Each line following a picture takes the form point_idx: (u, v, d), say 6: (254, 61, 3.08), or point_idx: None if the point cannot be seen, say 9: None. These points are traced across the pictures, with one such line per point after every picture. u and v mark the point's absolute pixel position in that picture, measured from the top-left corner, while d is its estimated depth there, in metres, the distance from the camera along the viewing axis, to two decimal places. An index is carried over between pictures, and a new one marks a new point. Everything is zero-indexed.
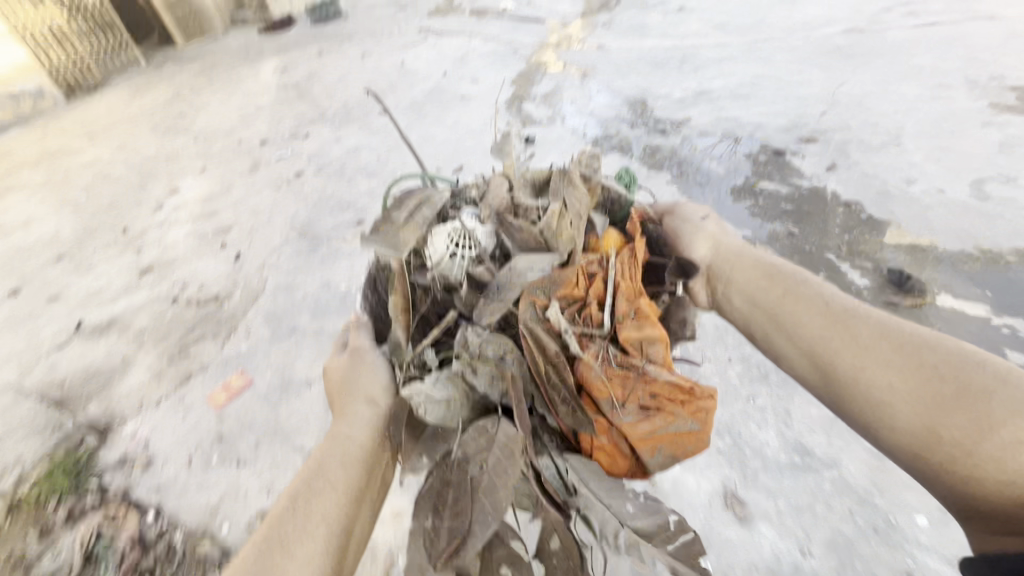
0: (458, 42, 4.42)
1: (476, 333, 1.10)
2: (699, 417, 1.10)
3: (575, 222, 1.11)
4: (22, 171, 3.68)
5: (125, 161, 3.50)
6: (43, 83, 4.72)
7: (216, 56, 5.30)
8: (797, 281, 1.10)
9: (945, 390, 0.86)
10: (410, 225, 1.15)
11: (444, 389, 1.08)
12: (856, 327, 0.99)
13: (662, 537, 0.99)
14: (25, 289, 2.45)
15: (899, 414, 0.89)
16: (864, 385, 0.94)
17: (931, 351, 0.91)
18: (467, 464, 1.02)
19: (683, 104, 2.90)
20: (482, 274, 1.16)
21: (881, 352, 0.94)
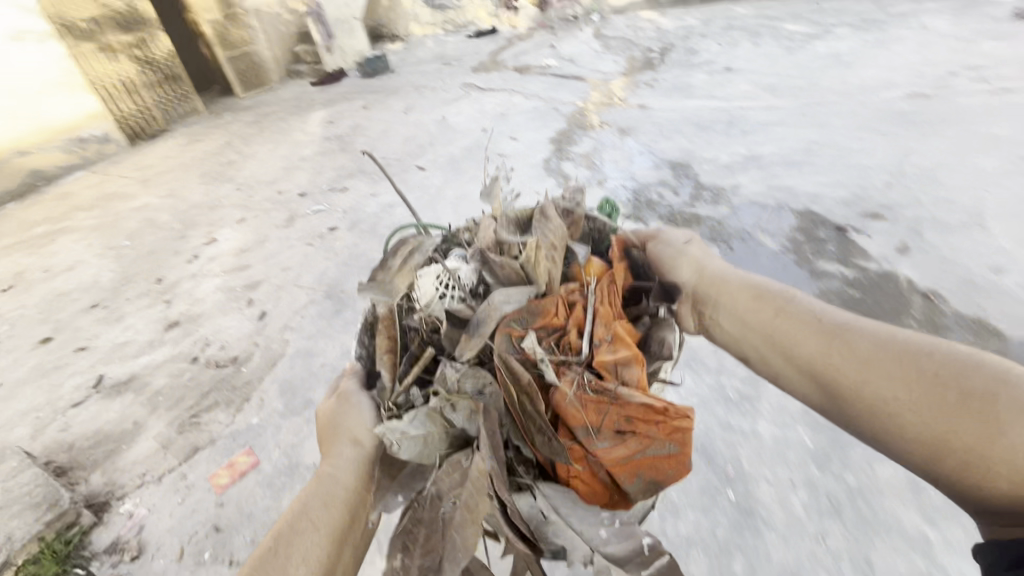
0: (499, 98, 4.48)
1: (453, 370, 1.17)
2: (676, 438, 1.09)
3: (550, 256, 1.21)
4: (76, 214, 3.84)
5: (171, 208, 3.60)
6: (110, 130, 4.97)
7: (270, 107, 5.57)
8: (792, 303, 1.10)
9: (950, 394, 0.84)
10: (404, 271, 1.30)
11: (420, 424, 1.09)
12: (851, 340, 0.97)
13: (638, 562, 0.92)
14: (56, 338, 2.46)
15: (905, 422, 0.87)
16: (866, 398, 0.92)
17: (923, 355, 0.90)
18: (439, 499, 1.00)
19: (731, 169, 2.75)
20: (464, 312, 1.27)
21: (880, 362, 0.92)
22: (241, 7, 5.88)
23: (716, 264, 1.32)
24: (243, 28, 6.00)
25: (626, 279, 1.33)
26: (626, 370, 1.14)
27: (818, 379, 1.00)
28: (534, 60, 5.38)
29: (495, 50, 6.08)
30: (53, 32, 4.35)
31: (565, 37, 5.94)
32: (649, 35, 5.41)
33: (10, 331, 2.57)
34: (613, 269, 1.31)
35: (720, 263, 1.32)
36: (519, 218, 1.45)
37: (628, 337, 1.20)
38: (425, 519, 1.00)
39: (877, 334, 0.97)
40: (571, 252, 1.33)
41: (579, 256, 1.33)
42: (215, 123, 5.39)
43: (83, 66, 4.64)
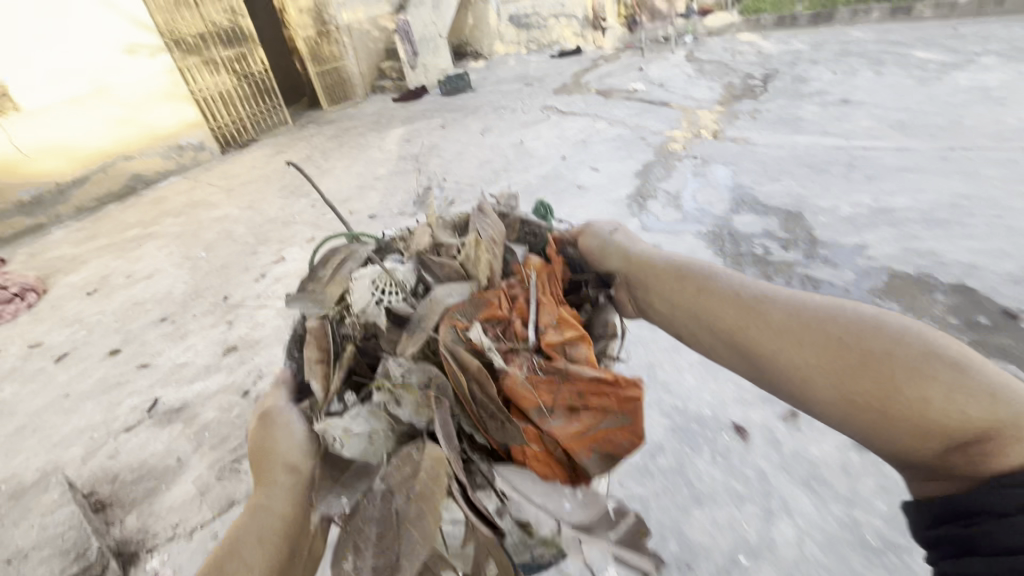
0: (581, 123, 4.26)
1: (395, 363, 1.09)
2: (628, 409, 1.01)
3: (492, 250, 1.25)
4: (164, 220, 4.01)
5: (249, 221, 3.67)
6: (206, 138, 5.24)
7: (352, 122, 5.69)
8: (696, 267, 0.99)
9: (859, 359, 0.73)
10: (335, 282, 1.31)
11: (363, 423, 1.02)
12: (758, 304, 0.85)
13: (606, 528, 0.98)
14: (124, 350, 2.48)
15: (818, 390, 0.77)
16: (777, 365, 0.80)
17: (832, 316, 0.78)
18: (389, 498, 0.91)
19: (855, 224, 2.35)
20: (402, 308, 1.21)
21: (786, 328, 0.80)
22: (334, 24, 6.05)
23: (636, 248, 1.33)
24: (334, 44, 6.20)
25: (562, 273, 1.35)
26: (573, 348, 1.12)
27: (723, 343, 0.89)
28: (620, 84, 5.13)
29: (579, 71, 5.88)
30: (163, 46, 4.74)
31: (654, 60, 5.64)
32: (749, 61, 5.01)
33: (86, 337, 2.63)
34: (551, 264, 1.33)
35: (636, 246, 1.36)
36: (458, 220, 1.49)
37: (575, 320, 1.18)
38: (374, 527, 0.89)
39: (786, 294, 0.85)
40: (511, 252, 1.35)
41: (518, 256, 1.34)
42: (300, 135, 5.57)
43: (186, 77, 5.00)
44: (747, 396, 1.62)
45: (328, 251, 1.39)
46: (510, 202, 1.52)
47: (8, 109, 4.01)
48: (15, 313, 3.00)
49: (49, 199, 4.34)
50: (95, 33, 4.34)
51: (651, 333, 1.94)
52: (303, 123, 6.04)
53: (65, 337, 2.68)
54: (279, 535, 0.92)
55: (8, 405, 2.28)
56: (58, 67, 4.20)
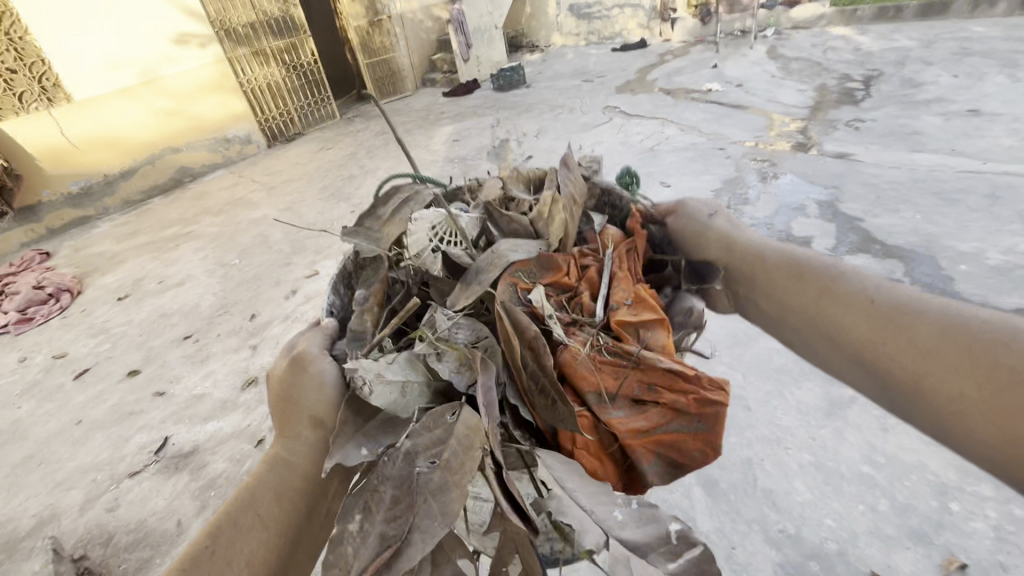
0: (647, 128, 3.83)
1: (445, 316, 1.00)
2: (707, 414, 0.83)
3: (569, 208, 1.18)
4: (204, 219, 3.89)
5: (286, 226, 3.47)
6: (253, 131, 5.13)
7: (400, 117, 5.46)
8: (821, 267, 0.94)
9: (1012, 392, 0.68)
10: (392, 222, 1.23)
11: (399, 370, 0.89)
12: (897, 317, 0.81)
13: (660, 553, 0.69)
14: (143, 371, 2.30)
15: (956, 415, 0.73)
16: (916, 386, 0.77)
17: (989, 341, 0.72)
18: (410, 456, 0.73)
19: (1011, 279, 1.86)
20: (459, 257, 1.25)
21: (930, 347, 0.76)
22: (387, 13, 5.83)
23: (752, 238, 1.10)
24: (386, 34, 5.96)
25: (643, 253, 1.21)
26: (648, 333, 0.97)
27: (846, 354, 0.87)
28: (691, 83, 4.64)
29: (644, 67, 5.40)
30: (213, 36, 4.65)
31: (730, 57, 5.09)
32: (844, 60, 4.41)
33: (110, 352, 2.48)
34: (630, 241, 1.21)
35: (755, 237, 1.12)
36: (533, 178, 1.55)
37: (651, 301, 1.06)
38: (390, 485, 0.71)
39: (935, 308, 0.79)
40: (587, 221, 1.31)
41: (595, 225, 1.30)
42: (347, 130, 5.39)
43: (236, 69, 4.89)
44: (887, 528, 1.21)
45: (391, 185, 1.28)
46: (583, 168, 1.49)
47: (61, 100, 3.99)
48: (47, 315, 2.91)
49: (97, 190, 4.31)
50: (145, 23, 4.26)
51: (745, 415, 1.55)
52: (351, 117, 5.87)
53: (90, 350, 2.54)
54: (298, 496, 0.84)
55: (21, 426, 2.13)
56: (109, 57, 4.14)
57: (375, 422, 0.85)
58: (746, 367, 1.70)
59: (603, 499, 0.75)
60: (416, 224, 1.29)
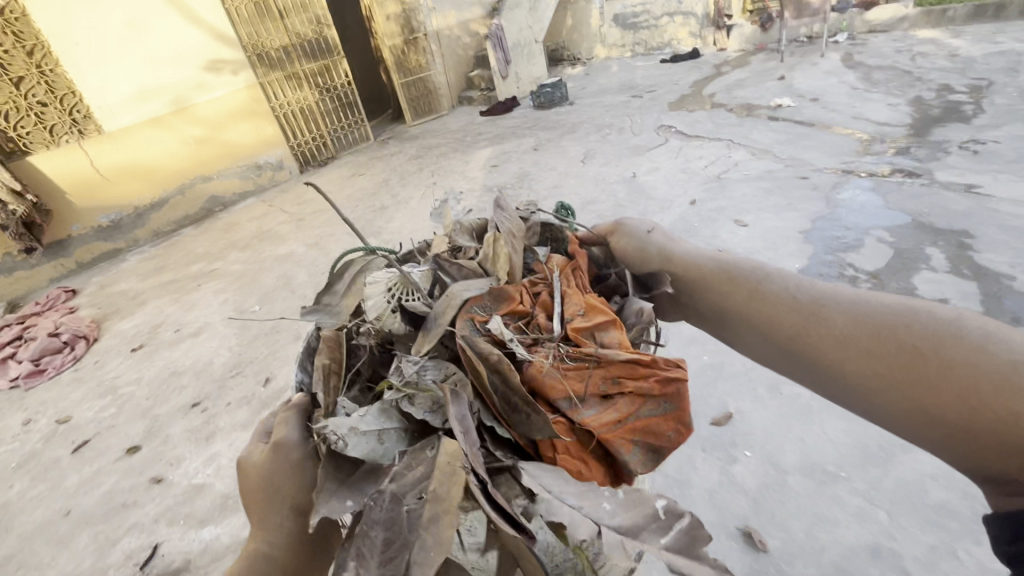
0: (709, 152, 3.40)
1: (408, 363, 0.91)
2: (669, 394, 0.86)
3: (511, 242, 1.09)
4: (230, 254, 3.70)
5: (313, 266, 3.21)
6: (285, 157, 4.98)
7: (437, 139, 5.20)
8: (749, 269, 0.95)
9: (930, 367, 0.69)
10: (351, 292, 1.16)
11: (375, 420, 0.84)
12: (817, 309, 0.83)
13: (654, 528, 0.66)
14: (144, 448, 2.04)
15: (886, 395, 0.73)
16: (842, 373, 0.77)
17: (904, 322, 0.73)
18: (398, 497, 0.72)
19: None
20: (416, 307, 1.08)
21: (849, 336, 0.77)
22: (423, 31, 5.62)
23: (685, 248, 1.10)
24: (421, 52, 5.74)
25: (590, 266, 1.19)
26: (603, 334, 0.95)
27: (782, 348, 0.86)
28: (756, 98, 4.17)
29: (699, 81, 4.97)
30: (245, 61, 4.54)
31: (798, 67, 4.59)
32: (939, 67, 3.85)
33: (112, 420, 2.23)
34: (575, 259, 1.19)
35: (691, 246, 1.11)
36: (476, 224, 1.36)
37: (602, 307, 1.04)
38: (380, 530, 0.68)
39: (853, 300, 0.80)
40: (530, 252, 1.21)
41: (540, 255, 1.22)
42: (380, 154, 5.17)
43: (269, 93, 4.77)
44: None
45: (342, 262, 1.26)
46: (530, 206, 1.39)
47: (91, 131, 3.91)
48: (59, 366, 2.71)
49: (127, 222, 4.21)
50: (177, 50, 4.18)
51: None
52: (385, 139, 5.66)
53: (93, 416, 2.30)
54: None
55: (6, 513, 1.89)
56: (140, 87, 4.06)
57: (358, 474, 0.79)
58: (891, 502, 1.26)
59: (591, 494, 0.72)
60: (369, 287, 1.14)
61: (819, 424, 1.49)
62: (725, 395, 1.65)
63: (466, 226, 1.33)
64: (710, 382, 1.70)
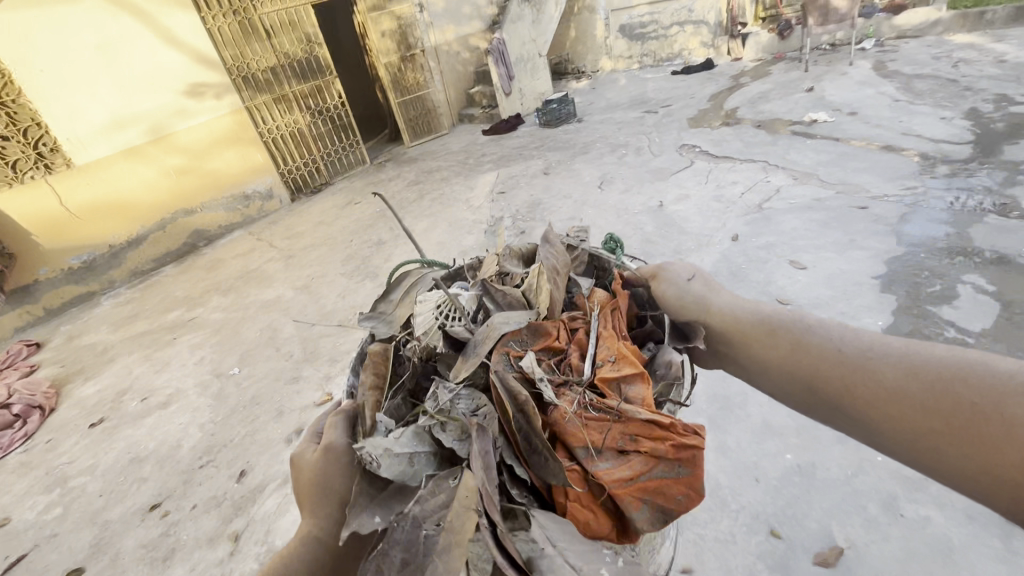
0: (742, 175, 3.05)
1: (446, 387, 0.90)
2: (686, 456, 0.73)
3: (552, 276, 1.06)
4: (211, 298, 3.35)
5: (301, 316, 2.83)
6: (275, 185, 4.64)
7: (437, 161, 4.87)
8: (786, 317, 0.87)
9: (997, 428, 0.58)
10: (404, 303, 1.27)
11: (408, 442, 0.83)
12: (864, 361, 0.73)
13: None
14: (89, 571, 1.65)
15: (945, 456, 0.63)
16: (896, 432, 0.67)
17: (959, 373, 0.64)
18: (421, 519, 0.70)
19: None
20: (459, 332, 1.15)
21: (900, 389, 0.68)
22: (420, 47, 5.33)
23: (722, 297, 1.00)
24: (419, 70, 5.42)
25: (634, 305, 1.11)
26: (630, 385, 0.85)
27: (822, 401, 0.77)
28: (785, 112, 3.82)
29: (717, 94, 4.63)
30: (230, 85, 4.22)
31: (826, 77, 4.26)
32: (987, 76, 3.52)
33: (56, 527, 1.85)
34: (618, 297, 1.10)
35: (731, 296, 1.00)
36: (526, 250, 1.43)
37: (635, 356, 0.93)
38: (399, 550, 0.67)
39: (902, 349, 0.71)
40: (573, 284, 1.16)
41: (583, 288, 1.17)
42: (377, 179, 4.83)
43: (256, 117, 4.44)
44: None
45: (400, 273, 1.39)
46: (581, 232, 1.46)
47: (60, 165, 3.56)
48: (5, 446, 2.33)
49: (101, 263, 3.85)
50: (155, 74, 3.86)
51: None
52: (382, 161, 5.33)
53: (35, 519, 1.92)
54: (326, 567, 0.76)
55: None
56: (114, 115, 3.73)
57: (387, 493, 0.79)
58: None
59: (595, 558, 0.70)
60: (423, 303, 1.23)
61: (969, 570, 1.11)
62: (826, 516, 1.27)
63: (513, 250, 1.40)
64: (802, 494, 1.34)
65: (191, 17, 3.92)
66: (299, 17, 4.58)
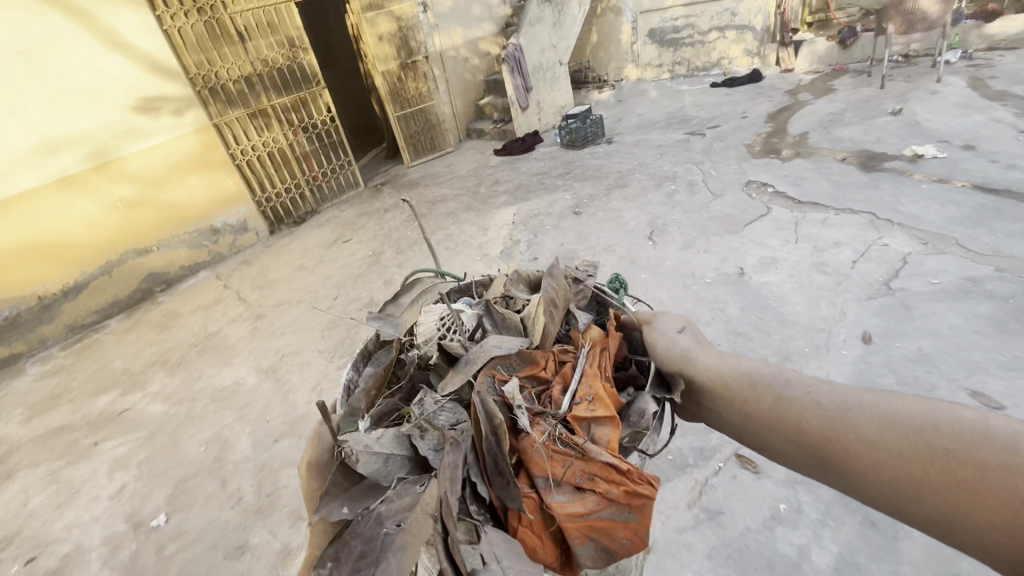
0: (841, 231, 2.35)
1: (432, 398, 0.91)
2: (639, 504, 0.72)
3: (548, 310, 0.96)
4: (154, 378, 2.61)
5: (260, 424, 2.09)
6: (250, 216, 3.92)
7: (443, 188, 4.15)
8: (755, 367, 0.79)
9: (981, 481, 0.51)
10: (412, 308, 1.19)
11: (387, 440, 0.85)
12: (838, 415, 0.65)
13: None
14: None
15: (931, 510, 0.55)
16: (880, 489, 0.59)
17: (928, 419, 0.57)
18: (383, 518, 0.73)
19: None
20: (453, 348, 0.99)
21: (875, 440, 0.60)
22: (424, 53, 4.60)
23: (708, 356, 0.86)
24: (421, 78, 4.69)
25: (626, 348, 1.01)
26: (600, 426, 0.81)
27: (802, 461, 0.68)
28: (873, 141, 3.11)
29: (774, 114, 3.92)
30: (193, 98, 3.51)
31: (911, 97, 3.56)
32: None
33: None
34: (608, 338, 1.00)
35: (717, 354, 0.87)
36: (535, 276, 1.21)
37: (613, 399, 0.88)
38: (360, 543, 0.70)
39: (874, 397, 0.63)
40: (571, 316, 1.04)
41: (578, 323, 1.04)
42: (372, 208, 4.11)
43: (226, 136, 3.72)
44: None
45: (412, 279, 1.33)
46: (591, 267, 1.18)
47: None
48: None
49: (28, 318, 3.11)
50: (98, 86, 3.14)
51: None
52: (378, 184, 4.62)
53: None
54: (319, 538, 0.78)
55: None
56: (45, 137, 3.00)
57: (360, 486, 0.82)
58: None
59: None
60: (428, 313, 1.11)
61: None
62: None
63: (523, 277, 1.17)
64: None
65: (143, 17, 3.21)
66: (280, 17, 3.86)
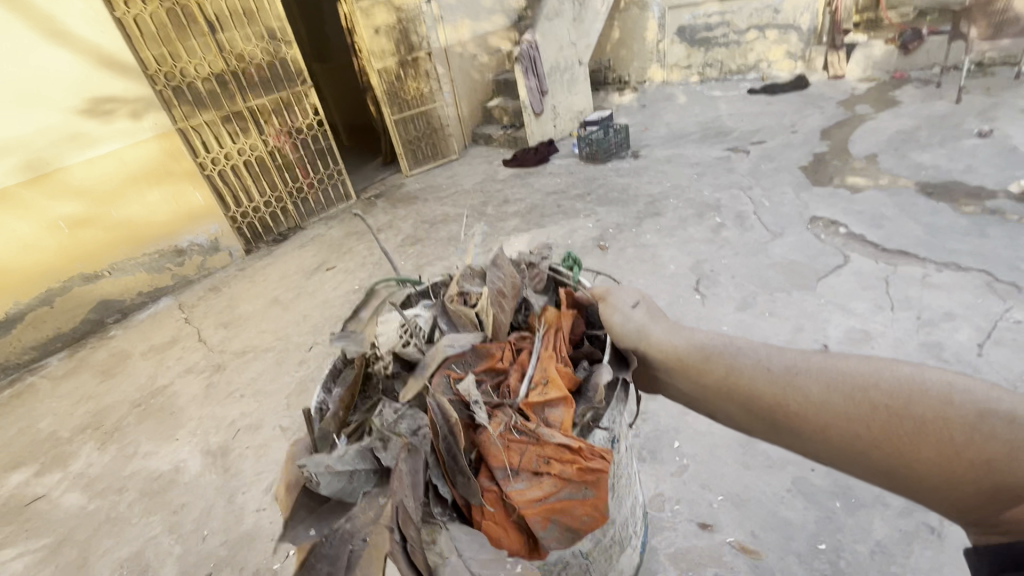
0: (951, 296, 1.84)
1: (392, 408, 0.84)
2: (593, 480, 0.76)
3: (496, 300, 0.97)
4: (80, 450, 2.12)
5: (194, 544, 1.60)
6: (221, 234, 3.41)
7: (444, 204, 3.64)
8: (719, 339, 0.85)
9: (908, 428, 0.59)
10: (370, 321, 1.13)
11: (348, 454, 0.77)
12: (790, 379, 0.72)
13: None
14: None
15: (870, 458, 0.63)
16: (826, 441, 0.66)
17: (870, 379, 0.64)
18: (348, 535, 0.67)
19: None
20: (410, 353, 0.97)
21: (822, 401, 0.67)
22: (426, 48, 4.05)
23: (663, 329, 0.91)
24: (423, 78, 4.14)
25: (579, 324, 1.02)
26: (553, 409, 0.82)
27: (762, 421, 0.75)
28: (962, 170, 2.58)
29: (830, 129, 3.38)
30: (152, 99, 2.99)
31: (997, 114, 3.03)
32: None
33: None
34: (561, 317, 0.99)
35: (670, 326, 0.92)
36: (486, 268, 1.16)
37: (569, 382, 0.89)
38: (324, 567, 0.64)
39: (820, 361, 0.71)
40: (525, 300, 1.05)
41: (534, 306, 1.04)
42: (363, 227, 3.61)
43: (193, 144, 3.19)
44: None
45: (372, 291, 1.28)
46: (544, 249, 1.23)
47: None
48: None
49: None
50: (34, 84, 2.63)
51: None
52: (372, 197, 4.08)
53: None
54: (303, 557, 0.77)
55: None
56: None
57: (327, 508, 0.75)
58: None
59: None
60: (385, 321, 1.06)
61: None
62: None
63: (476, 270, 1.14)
64: None
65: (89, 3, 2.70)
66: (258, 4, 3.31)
